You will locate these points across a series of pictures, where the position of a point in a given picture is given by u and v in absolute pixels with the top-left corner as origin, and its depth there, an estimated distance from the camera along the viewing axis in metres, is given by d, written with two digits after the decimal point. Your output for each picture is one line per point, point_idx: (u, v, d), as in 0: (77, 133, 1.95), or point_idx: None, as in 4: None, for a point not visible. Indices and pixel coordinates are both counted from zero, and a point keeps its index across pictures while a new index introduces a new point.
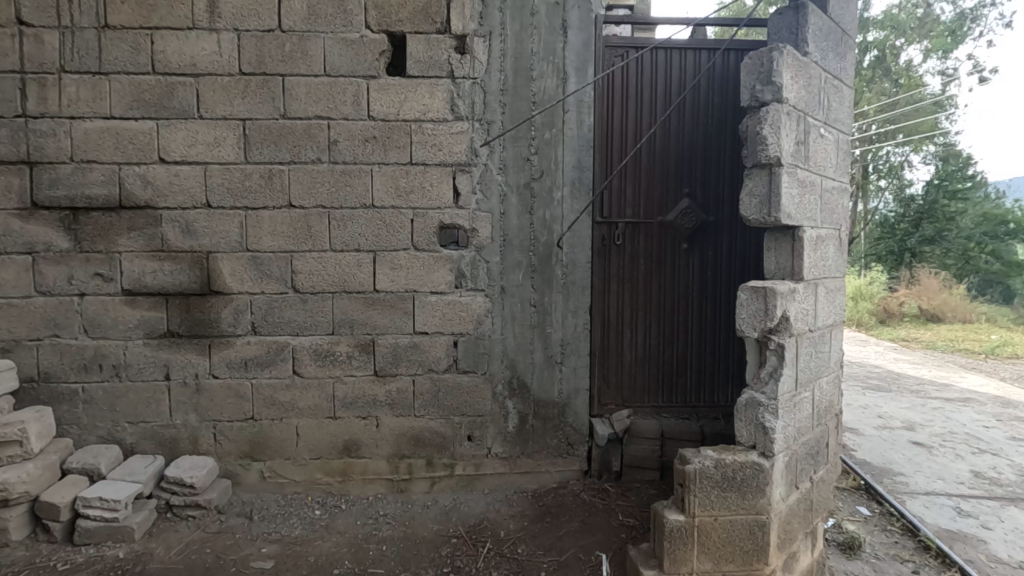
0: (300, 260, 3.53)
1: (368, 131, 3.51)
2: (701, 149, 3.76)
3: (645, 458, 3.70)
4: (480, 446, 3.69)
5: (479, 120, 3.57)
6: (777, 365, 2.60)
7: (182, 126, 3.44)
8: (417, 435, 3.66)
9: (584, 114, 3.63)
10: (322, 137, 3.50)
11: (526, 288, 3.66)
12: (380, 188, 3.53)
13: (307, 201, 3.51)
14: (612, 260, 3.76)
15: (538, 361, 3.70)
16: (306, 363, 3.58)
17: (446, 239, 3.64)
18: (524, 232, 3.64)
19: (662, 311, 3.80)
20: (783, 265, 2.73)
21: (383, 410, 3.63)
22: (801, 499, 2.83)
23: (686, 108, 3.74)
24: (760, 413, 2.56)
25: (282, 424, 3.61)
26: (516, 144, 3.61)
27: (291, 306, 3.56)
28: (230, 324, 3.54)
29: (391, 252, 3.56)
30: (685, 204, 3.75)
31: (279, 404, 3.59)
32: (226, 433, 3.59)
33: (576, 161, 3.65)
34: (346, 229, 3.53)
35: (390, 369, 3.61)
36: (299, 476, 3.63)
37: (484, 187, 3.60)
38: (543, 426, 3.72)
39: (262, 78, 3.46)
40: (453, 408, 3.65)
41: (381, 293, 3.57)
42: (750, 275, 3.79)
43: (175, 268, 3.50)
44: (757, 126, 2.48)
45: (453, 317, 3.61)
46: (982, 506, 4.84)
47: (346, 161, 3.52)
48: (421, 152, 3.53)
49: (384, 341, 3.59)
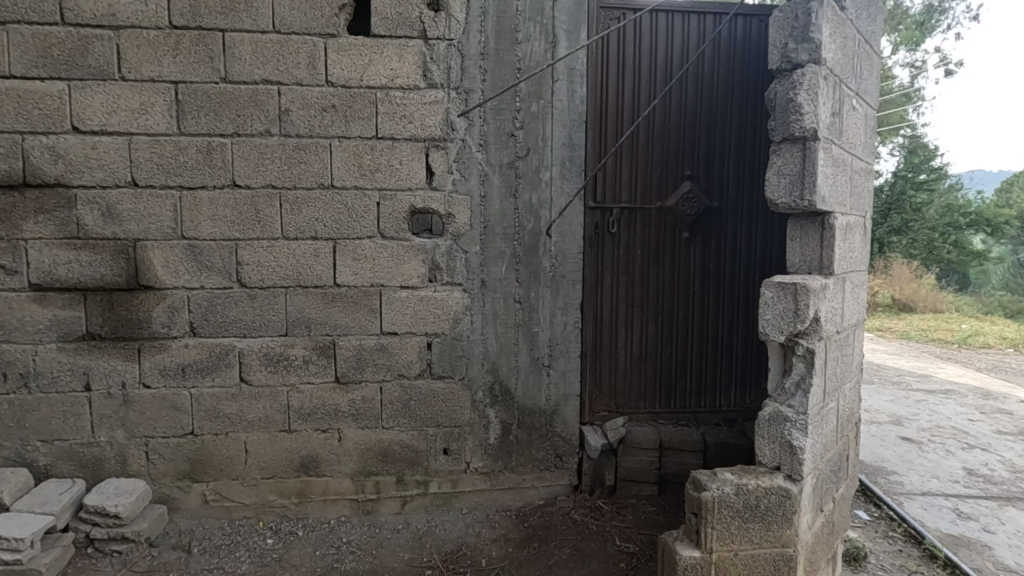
0: (246, 249, 3.03)
1: (326, 99, 3.01)
2: (705, 125, 3.36)
3: (642, 471, 3.31)
4: (458, 460, 3.27)
5: (456, 88, 3.10)
6: (805, 374, 2.24)
7: (99, 89, 2.88)
8: (385, 450, 3.21)
9: (575, 83, 3.19)
10: (271, 106, 2.98)
11: (510, 282, 3.23)
12: (340, 167, 3.04)
13: (254, 180, 3.00)
14: (606, 250, 3.35)
15: (523, 364, 3.27)
16: (255, 369, 3.09)
17: (419, 226, 3.18)
18: (508, 219, 3.20)
19: (660, 307, 3.42)
20: (809, 257, 2.37)
21: (346, 422, 3.17)
22: (824, 523, 2.49)
23: (689, 79, 3.33)
24: (787, 430, 2.22)
25: (227, 440, 3.11)
26: (498, 117, 3.15)
27: (237, 304, 3.05)
28: (163, 325, 3.02)
29: (353, 240, 3.08)
30: (687, 187, 3.36)
31: (224, 416, 3.10)
32: (161, 452, 3.08)
33: (566, 138, 3.21)
34: (301, 213, 3.04)
35: (353, 375, 3.15)
36: (248, 498, 3.16)
37: (462, 166, 3.14)
38: (528, 437, 3.31)
39: (198, 34, 2.92)
40: (426, 419, 3.21)
41: (343, 287, 3.10)
42: (755, 268, 3.44)
43: (94, 258, 2.95)
44: (790, 92, 2.10)
45: (426, 316, 3.16)
46: (981, 507, 4.62)
47: (300, 135, 3.02)
48: (387, 124, 3.05)
49: (346, 343, 3.12)
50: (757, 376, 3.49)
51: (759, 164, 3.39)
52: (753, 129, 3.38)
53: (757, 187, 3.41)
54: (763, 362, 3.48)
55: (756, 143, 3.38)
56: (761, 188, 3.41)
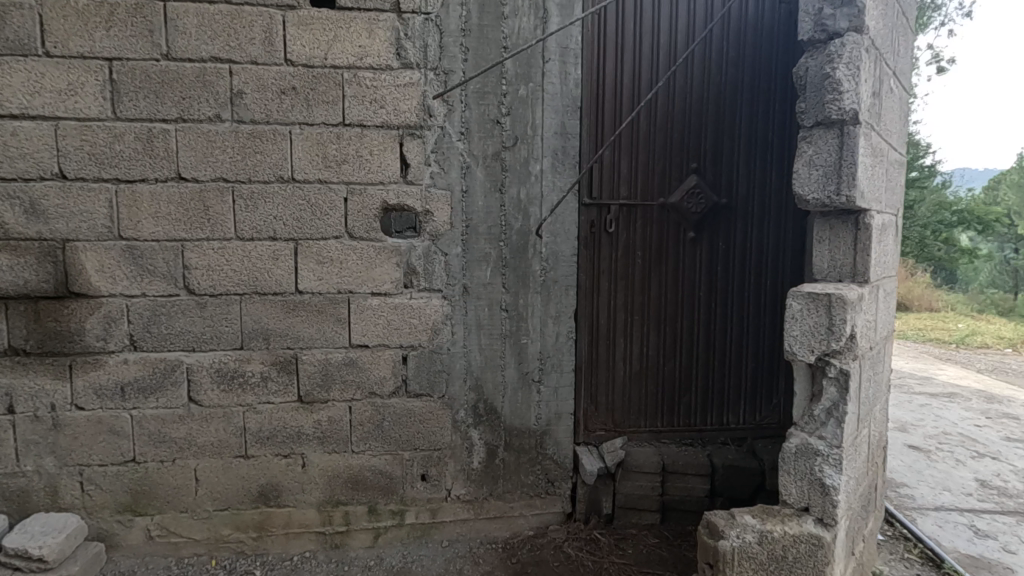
0: (194, 251, 2.65)
1: (285, 80, 2.64)
2: (713, 113, 3.02)
3: (643, 498, 2.99)
4: (437, 488, 2.92)
5: (434, 69, 2.74)
6: (838, 400, 1.91)
7: (20, 66, 2.49)
8: (355, 476, 2.85)
9: (569, 65, 2.84)
10: (221, 87, 2.61)
11: (496, 288, 2.88)
12: (302, 157, 2.67)
13: (203, 172, 2.63)
14: (603, 251, 3.01)
15: (510, 380, 2.93)
16: (206, 388, 2.72)
17: (401, 224, 2.81)
18: (493, 216, 2.85)
19: (662, 314, 3.08)
20: (840, 263, 2.06)
21: (310, 446, 2.81)
22: (855, 567, 2.17)
23: (696, 61, 2.99)
24: (818, 466, 1.90)
25: (175, 468, 2.74)
26: (481, 102, 2.80)
27: (184, 313, 2.68)
28: (99, 338, 2.64)
29: (317, 241, 2.71)
30: (693, 181, 3.03)
31: (170, 441, 2.73)
32: (98, 482, 2.71)
33: (558, 126, 2.86)
34: (256, 210, 2.67)
35: (318, 394, 2.78)
36: (199, 533, 2.79)
37: (441, 158, 2.79)
38: (517, 461, 2.97)
39: (135, 3, 2.53)
40: (401, 442, 2.86)
41: (306, 294, 2.74)
42: (767, 273, 3.11)
43: (16, 261, 2.56)
44: (827, 68, 1.77)
45: (400, 326, 2.80)
46: (999, 524, 4.08)
47: (255, 120, 2.64)
48: (355, 109, 2.68)
49: (310, 358, 2.76)
50: (768, 391, 3.17)
51: (772, 157, 3.06)
52: (766, 117, 3.04)
53: (770, 181, 3.07)
54: (775, 376, 3.16)
55: (768, 133, 3.05)
56: (773, 183, 3.07)
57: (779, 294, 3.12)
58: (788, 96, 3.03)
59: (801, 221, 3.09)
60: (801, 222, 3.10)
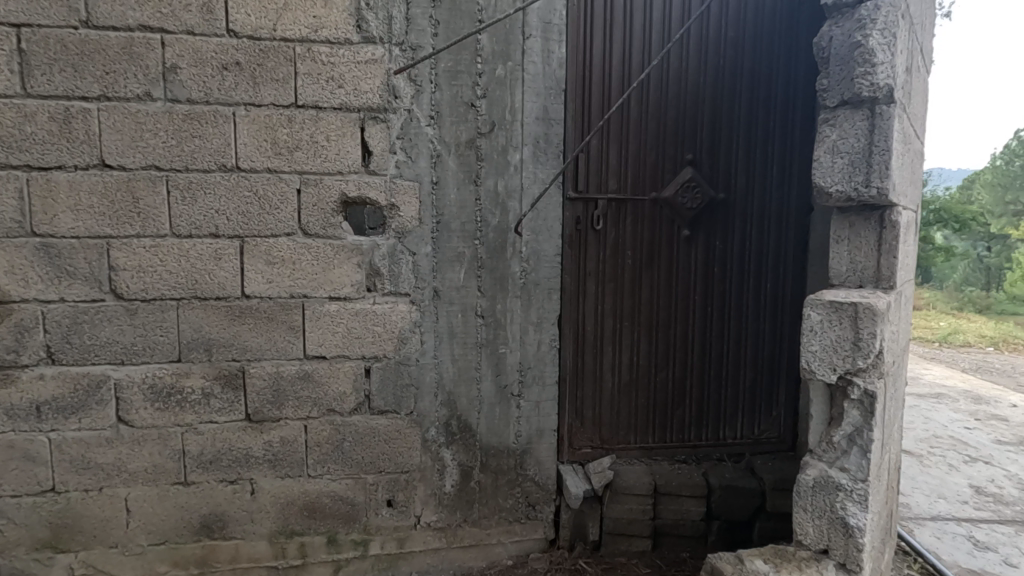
0: (122, 250, 2.30)
1: (227, 54, 2.30)
2: (711, 99, 2.75)
3: (633, 523, 2.71)
4: (405, 514, 2.61)
5: (400, 44, 2.42)
6: (862, 425, 1.66)
7: None
8: (311, 504, 2.53)
9: (552, 42, 2.54)
10: (152, 61, 2.26)
11: (471, 291, 2.58)
12: (247, 143, 2.34)
13: (132, 159, 2.28)
14: (589, 251, 2.72)
15: (486, 394, 2.63)
16: (137, 406, 2.38)
17: (373, 221, 2.49)
18: (468, 211, 2.54)
19: (654, 320, 2.81)
20: (862, 265, 1.81)
21: (260, 470, 2.48)
22: None
23: (691, 40, 2.71)
24: (840, 502, 1.65)
25: (102, 498, 2.40)
26: (454, 82, 2.48)
27: (111, 321, 2.33)
28: (9, 351, 2.28)
29: (266, 238, 2.38)
30: (688, 174, 2.75)
31: (96, 467, 2.38)
32: (10, 516, 2.35)
33: (540, 110, 2.56)
34: (195, 202, 2.33)
35: (268, 412, 2.46)
36: (132, 571, 2.45)
37: (408, 144, 2.47)
38: (494, 483, 2.68)
39: None
40: (364, 465, 2.55)
41: (253, 299, 2.41)
42: (767, 275, 2.86)
43: None
44: (856, 35, 1.65)
45: (362, 334, 2.48)
46: (999, 534, 3.54)
47: (192, 100, 2.30)
48: (309, 89, 2.35)
49: (258, 371, 2.43)
50: (768, 403, 2.92)
51: (773, 148, 2.80)
52: (767, 105, 2.78)
53: (771, 175, 2.81)
54: (774, 386, 2.91)
55: (769, 121, 2.79)
56: (774, 177, 2.81)
57: (780, 299, 2.87)
58: (791, 81, 2.78)
59: (803, 219, 2.84)
60: (804, 220, 2.85)
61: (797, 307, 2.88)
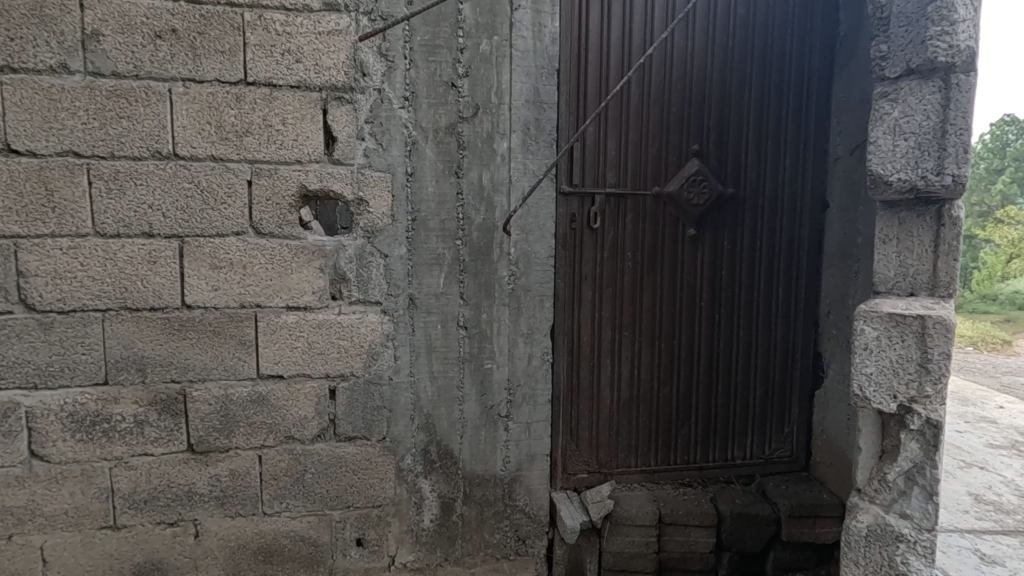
0: (33, 253, 1.92)
1: (160, 20, 1.94)
2: (719, 83, 2.47)
3: (636, 557, 2.41)
4: (377, 554, 2.28)
5: (368, 13, 2.08)
6: (920, 456, 1.63)
7: None
8: (267, 546, 2.18)
9: (544, 14, 2.23)
10: (69, 27, 1.89)
11: (452, 298, 2.25)
12: (187, 126, 1.98)
13: (45, 144, 1.90)
14: (585, 252, 2.42)
15: (470, 417, 2.31)
16: (55, 439, 2.00)
17: (340, 219, 2.15)
18: (449, 208, 2.22)
19: (657, 329, 2.52)
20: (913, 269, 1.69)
21: (205, 509, 2.12)
22: None
23: (698, 19, 2.43)
24: (900, 554, 1.67)
25: (12, 548, 2.01)
26: (432, 59, 2.16)
27: (21, 337, 1.95)
28: None
29: (211, 238, 2.03)
30: (694, 167, 2.47)
31: (4, 512, 2.00)
32: None
33: (530, 93, 2.25)
34: (123, 195, 1.96)
35: (213, 441, 2.10)
36: None
37: (379, 130, 2.14)
38: (480, 516, 2.36)
39: None
40: (328, 500, 2.21)
41: (197, 310, 2.05)
42: (779, 278, 2.59)
43: None
44: None
45: (326, 350, 2.14)
46: (1006, 545, 2.86)
47: (118, 74, 1.93)
48: (260, 62, 2.00)
49: (203, 394, 2.07)
50: (779, 418, 2.66)
51: (786, 139, 2.54)
52: (780, 91, 2.52)
53: (784, 168, 2.55)
54: (786, 399, 2.65)
55: (783, 109, 2.53)
56: (786, 171, 2.55)
57: (792, 304, 2.61)
58: (806, 65, 2.52)
59: (818, 217, 2.59)
60: (819, 217, 2.59)
61: (810, 313, 2.62)
